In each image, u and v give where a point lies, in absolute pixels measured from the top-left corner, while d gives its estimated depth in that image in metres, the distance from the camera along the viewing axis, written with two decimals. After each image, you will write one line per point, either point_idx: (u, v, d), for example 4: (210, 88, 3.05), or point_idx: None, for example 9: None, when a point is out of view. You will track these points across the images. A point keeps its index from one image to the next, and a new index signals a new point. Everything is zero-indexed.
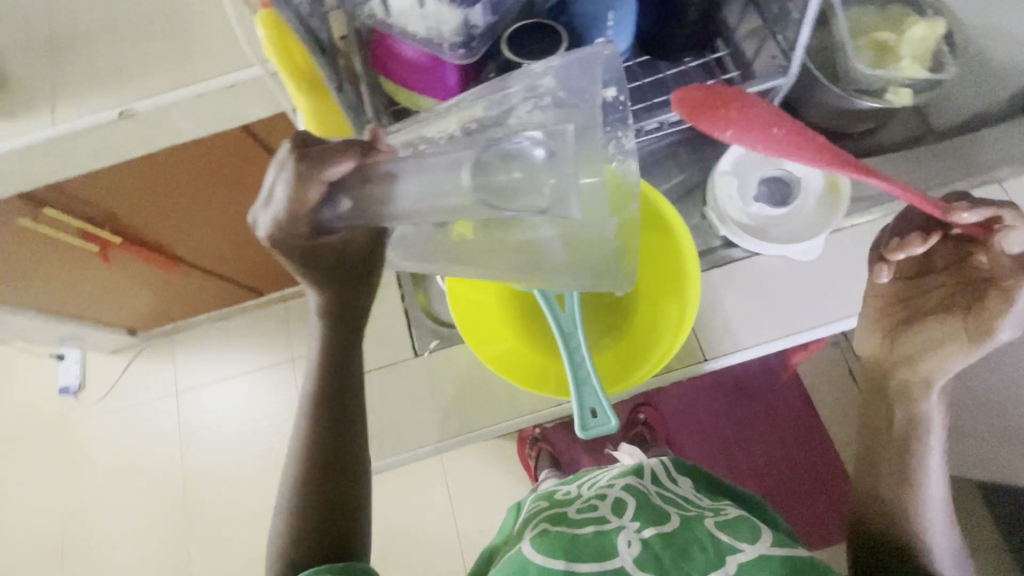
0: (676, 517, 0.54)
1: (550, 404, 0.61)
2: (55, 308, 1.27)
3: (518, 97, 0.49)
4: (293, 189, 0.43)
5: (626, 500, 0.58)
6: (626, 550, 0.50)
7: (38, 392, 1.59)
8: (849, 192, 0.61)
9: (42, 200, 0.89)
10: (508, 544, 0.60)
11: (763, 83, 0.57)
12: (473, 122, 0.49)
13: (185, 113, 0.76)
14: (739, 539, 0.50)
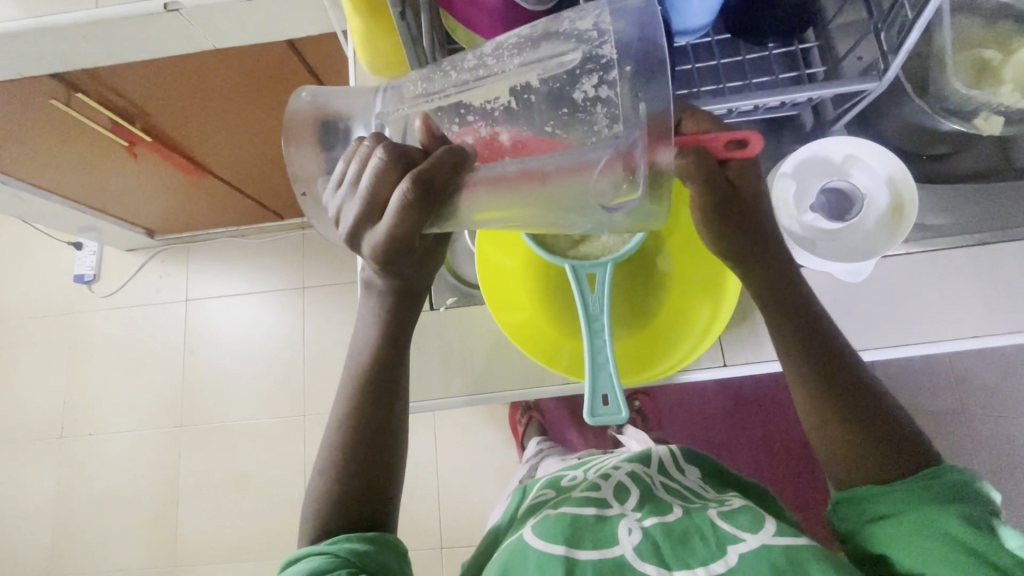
0: (678, 508, 0.54)
1: (556, 382, 0.60)
2: (76, 195, 1.27)
3: (576, 67, 0.43)
4: (399, 210, 0.42)
5: (629, 491, 0.58)
6: (626, 536, 0.50)
7: (56, 276, 1.61)
8: (914, 220, 0.57)
9: (77, 85, 0.87)
10: (514, 526, 0.60)
11: (848, 86, 0.51)
12: (527, 91, 0.44)
13: (231, 17, 0.72)
14: (741, 528, 0.49)
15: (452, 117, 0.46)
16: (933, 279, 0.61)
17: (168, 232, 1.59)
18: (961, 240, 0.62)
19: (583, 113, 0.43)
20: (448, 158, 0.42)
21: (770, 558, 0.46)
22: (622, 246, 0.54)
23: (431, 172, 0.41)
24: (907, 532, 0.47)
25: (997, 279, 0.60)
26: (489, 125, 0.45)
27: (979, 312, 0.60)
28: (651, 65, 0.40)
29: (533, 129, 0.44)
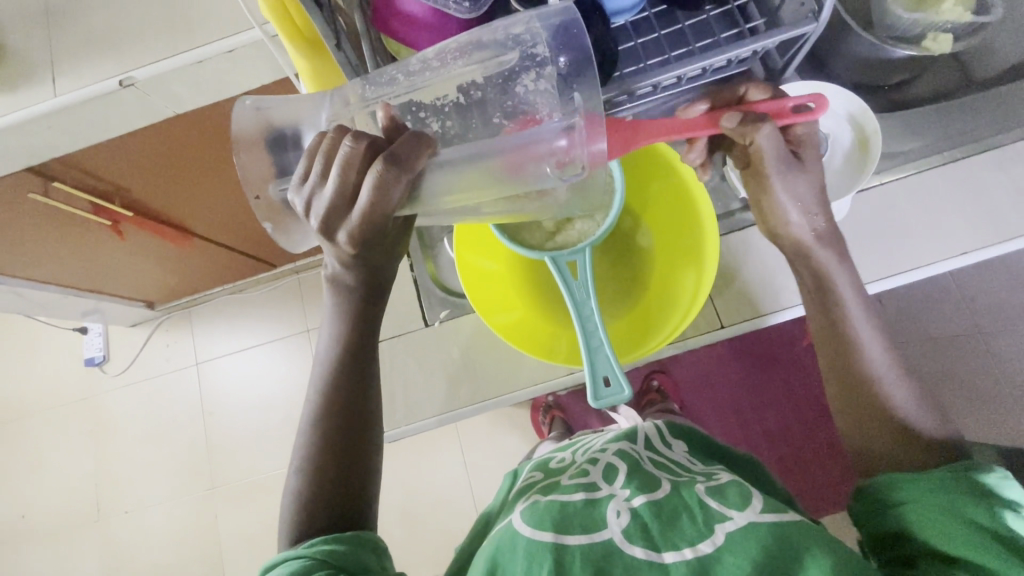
0: (666, 484, 0.54)
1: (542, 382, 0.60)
2: (71, 282, 1.29)
3: (515, 66, 0.46)
4: (374, 193, 0.43)
5: (617, 467, 0.58)
6: (614, 519, 0.50)
7: (66, 364, 1.64)
8: (880, 152, 0.57)
9: (51, 175, 0.89)
10: (503, 513, 0.60)
11: (789, 32, 0.51)
12: (474, 90, 0.47)
13: (185, 80, 0.73)
14: (727, 507, 0.49)
15: (407, 113, 0.48)
16: (913, 205, 0.61)
17: (169, 300, 1.61)
18: (935, 161, 0.62)
19: (526, 106, 0.47)
20: (412, 139, 0.43)
21: (756, 536, 0.46)
22: (598, 229, 0.54)
23: (398, 154, 0.42)
24: (929, 519, 0.45)
25: (980, 194, 0.60)
26: (441, 121, 0.48)
27: (968, 228, 0.60)
28: (581, 65, 0.44)
29: (484, 125, 0.48)
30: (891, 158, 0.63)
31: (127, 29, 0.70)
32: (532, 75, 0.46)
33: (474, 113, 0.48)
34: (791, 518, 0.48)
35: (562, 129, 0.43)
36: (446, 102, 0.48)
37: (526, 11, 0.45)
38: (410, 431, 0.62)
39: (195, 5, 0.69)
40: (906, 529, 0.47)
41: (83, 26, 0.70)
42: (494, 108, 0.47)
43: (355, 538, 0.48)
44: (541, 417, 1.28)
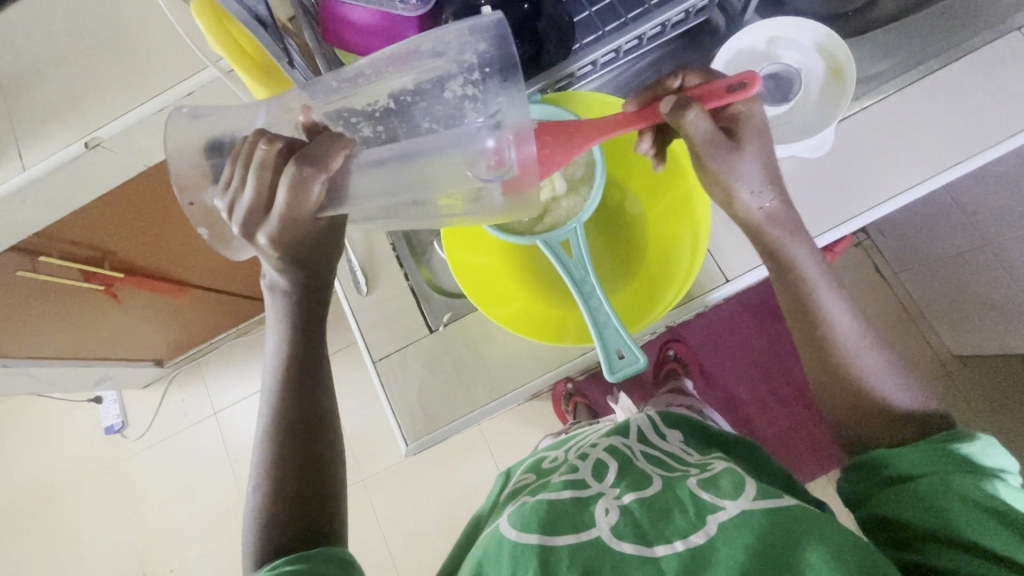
0: (658, 480, 0.53)
1: (556, 367, 0.60)
2: (75, 354, 1.28)
3: (446, 74, 0.45)
4: (289, 193, 0.41)
5: (607, 464, 0.57)
6: (604, 517, 0.49)
7: (87, 436, 1.64)
8: (855, 77, 0.56)
9: (36, 251, 0.89)
10: (494, 513, 0.59)
11: None
12: (404, 94, 0.45)
13: (149, 131, 0.72)
14: (721, 497, 0.48)
15: (339, 121, 0.46)
16: (896, 125, 0.60)
17: (176, 354, 1.61)
18: (912, 76, 0.60)
19: (456, 111, 0.45)
20: (328, 139, 0.42)
21: (749, 526, 0.45)
22: (585, 205, 0.52)
23: (312, 152, 0.41)
24: (928, 496, 0.46)
25: (962, 103, 0.59)
26: (372, 127, 0.46)
27: (956, 139, 0.59)
28: (506, 70, 0.43)
29: (413, 132, 0.45)
30: (868, 82, 0.62)
31: (81, 90, 0.69)
32: (458, 82, 0.44)
33: (404, 119, 0.45)
34: (785, 503, 0.47)
35: (492, 127, 0.43)
36: (377, 109, 0.46)
37: (458, 22, 0.45)
38: (436, 440, 0.61)
39: (145, 54, 0.68)
40: (904, 509, 0.47)
41: (37, 95, 0.69)
42: (422, 116, 0.45)
43: (317, 555, 0.47)
44: (564, 405, 1.27)
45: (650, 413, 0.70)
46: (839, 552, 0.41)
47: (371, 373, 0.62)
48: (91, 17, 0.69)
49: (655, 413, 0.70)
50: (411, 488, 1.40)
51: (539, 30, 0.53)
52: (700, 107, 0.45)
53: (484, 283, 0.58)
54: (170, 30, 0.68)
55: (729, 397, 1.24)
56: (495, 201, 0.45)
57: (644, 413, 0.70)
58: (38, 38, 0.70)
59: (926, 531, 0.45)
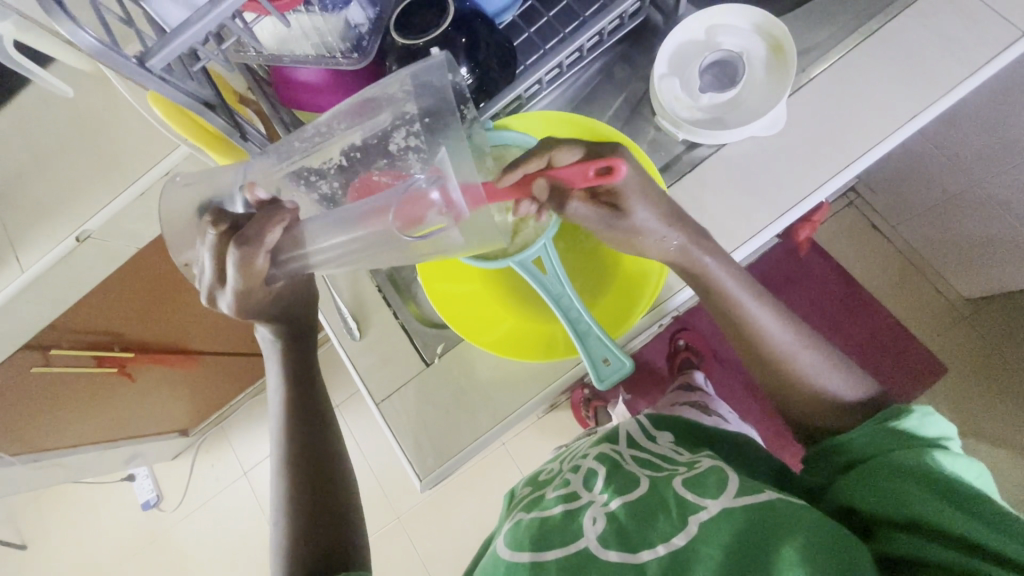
0: (644, 482, 0.53)
1: (553, 382, 0.61)
2: (100, 436, 1.31)
3: (389, 124, 0.47)
4: (236, 271, 0.45)
5: (596, 471, 0.57)
6: (591, 527, 0.49)
7: (127, 515, 1.67)
8: (796, 52, 0.57)
9: (48, 345, 0.92)
10: (493, 535, 0.59)
11: None
12: (354, 150, 0.48)
13: (135, 216, 0.75)
14: (703, 496, 0.48)
15: (301, 182, 0.49)
16: (846, 89, 0.60)
17: (200, 421, 1.64)
18: (855, 39, 0.61)
19: (400, 162, 0.47)
20: (264, 217, 0.45)
21: (729, 522, 0.45)
22: (551, 220, 0.53)
23: (248, 232, 0.45)
24: (867, 479, 0.48)
25: (909, 58, 0.60)
26: (330, 184, 0.48)
27: (909, 94, 0.59)
28: (443, 117, 0.45)
29: (362, 183, 0.48)
30: (813, 52, 0.62)
31: (65, 189, 0.72)
32: (401, 132, 0.47)
33: (354, 173, 0.48)
34: (765, 497, 0.47)
35: (431, 181, 0.43)
36: (330, 166, 0.48)
37: (412, 67, 0.46)
38: (447, 471, 0.62)
39: (122, 144, 0.72)
40: (850, 492, 0.48)
41: (24, 199, 0.72)
42: (375, 167, 0.48)
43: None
44: (584, 412, 1.27)
45: (639, 417, 0.70)
46: (813, 544, 0.41)
47: (376, 415, 0.63)
48: (66, 116, 0.73)
49: (643, 416, 0.70)
50: (447, 518, 1.40)
51: (480, 60, 0.55)
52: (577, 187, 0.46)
53: (469, 311, 0.59)
54: (141, 117, 0.71)
55: (745, 376, 1.23)
56: (454, 238, 0.45)
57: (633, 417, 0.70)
58: (17, 145, 0.73)
59: (871, 517, 0.46)
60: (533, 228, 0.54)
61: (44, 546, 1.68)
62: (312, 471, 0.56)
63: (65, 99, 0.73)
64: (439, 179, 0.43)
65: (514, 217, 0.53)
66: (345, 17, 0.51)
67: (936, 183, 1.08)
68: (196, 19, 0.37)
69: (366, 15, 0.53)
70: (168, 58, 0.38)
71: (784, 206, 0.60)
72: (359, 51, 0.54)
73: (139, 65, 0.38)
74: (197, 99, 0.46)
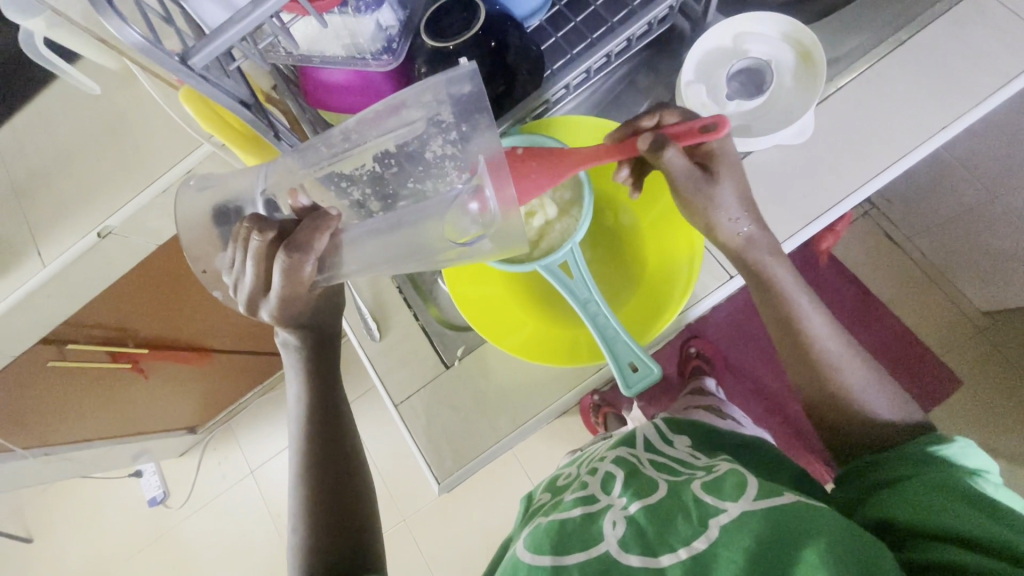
0: (663, 485, 0.53)
1: (574, 387, 0.60)
2: (110, 432, 1.32)
3: (422, 132, 0.47)
4: (285, 277, 0.46)
5: (615, 475, 0.57)
6: (611, 530, 0.49)
7: (132, 510, 1.67)
8: (825, 60, 0.57)
9: (65, 339, 0.92)
10: (512, 539, 0.59)
11: None
12: (387, 157, 0.48)
13: (156, 213, 0.76)
14: (722, 499, 0.48)
15: (335, 182, 0.50)
16: (875, 98, 0.60)
17: (208, 419, 1.64)
18: (883, 49, 0.61)
19: (436, 168, 0.49)
20: (312, 223, 0.45)
21: (750, 526, 0.44)
22: (577, 225, 0.53)
23: (298, 240, 0.45)
24: (915, 496, 0.46)
25: (937, 67, 0.59)
26: (362, 189, 0.50)
27: (939, 105, 0.59)
28: (481, 134, 0.46)
29: (396, 192, 0.50)
30: (841, 60, 0.62)
31: (89, 184, 0.72)
32: (436, 142, 0.47)
33: (389, 179, 0.50)
34: (785, 503, 0.46)
35: (472, 189, 0.46)
36: (363, 171, 0.49)
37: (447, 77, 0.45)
38: (465, 474, 0.62)
39: (145, 141, 0.72)
40: (889, 506, 0.47)
41: (49, 194, 0.72)
42: (409, 179, 0.50)
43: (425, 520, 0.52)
44: (593, 418, 1.27)
45: (657, 421, 0.70)
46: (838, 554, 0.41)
47: (395, 417, 0.63)
48: (91, 112, 0.73)
49: (660, 420, 0.70)
50: (453, 521, 1.39)
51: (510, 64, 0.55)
52: (675, 144, 0.49)
53: (492, 313, 0.59)
54: (166, 115, 0.72)
55: (758, 385, 1.22)
56: (485, 248, 0.47)
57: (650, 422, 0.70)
58: (43, 140, 0.73)
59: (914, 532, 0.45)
60: (561, 234, 0.54)
61: (50, 541, 1.68)
62: (333, 471, 0.56)
63: (91, 95, 0.74)
64: (479, 188, 0.45)
65: (538, 222, 0.54)
66: (377, 19, 0.51)
67: (957, 194, 1.08)
68: (240, 16, 0.37)
69: (398, 16, 0.54)
70: (208, 57, 0.38)
71: (810, 215, 0.60)
72: (388, 52, 0.54)
73: (180, 63, 0.38)
74: (229, 96, 0.45)
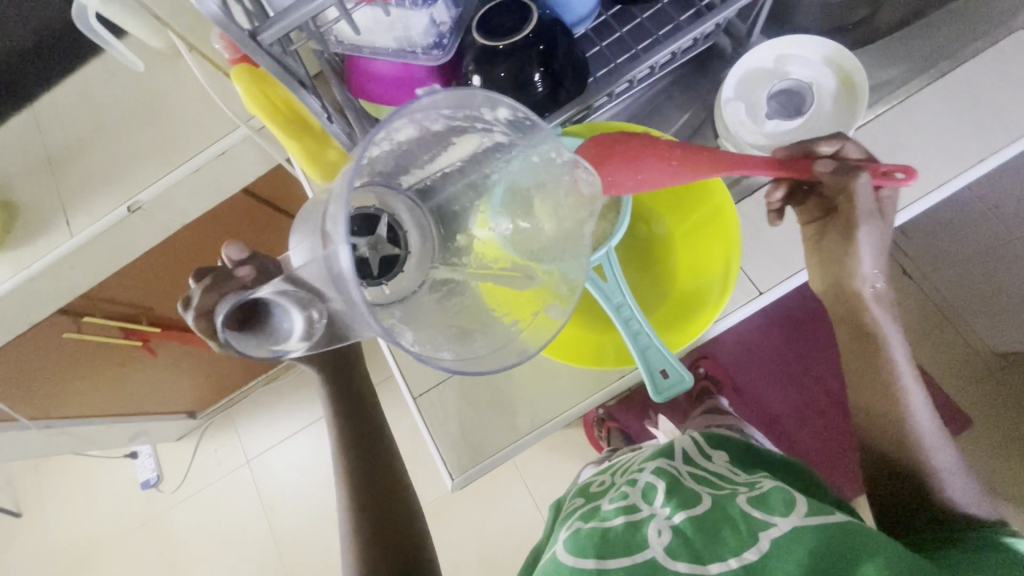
0: (706, 498, 0.53)
1: (597, 391, 0.60)
2: (112, 410, 1.31)
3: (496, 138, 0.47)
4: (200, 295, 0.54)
5: (655, 484, 0.57)
6: (656, 539, 0.49)
7: (124, 493, 1.66)
8: (867, 86, 0.58)
9: (82, 311, 0.92)
10: (546, 543, 0.59)
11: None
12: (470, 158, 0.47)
13: (187, 192, 0.76)
14: (771, 513, 0.48)
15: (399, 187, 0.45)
16: (913, 127, 0.61)
17: (209, 405, 1.63)
18: (923, 80, 0.62)
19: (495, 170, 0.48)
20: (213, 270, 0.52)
21: (805, 539, 0.45)
22: (614, 229, 0.53)
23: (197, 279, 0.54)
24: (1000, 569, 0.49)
25: (976, 100, 0.60)
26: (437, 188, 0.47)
27: (977, 138, 0.59)
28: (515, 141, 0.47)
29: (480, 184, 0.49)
30: (880, 88, 0.63)
31: (124, 158, 0.73)
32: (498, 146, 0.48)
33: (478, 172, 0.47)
34: (836, 520, 0.46)
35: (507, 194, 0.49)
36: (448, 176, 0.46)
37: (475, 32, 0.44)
38: (480, 472, 0.61)
39: (183, 120, 0.73)
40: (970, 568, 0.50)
41: (85, 165, 0.73)
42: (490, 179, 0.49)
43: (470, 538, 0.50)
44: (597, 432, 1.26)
45: (693, 436, 0.71)
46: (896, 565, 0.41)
47: (412, 410, 0.63)
48: (133, 89, 0.74)
49: (697, 435, 0.71)
50: (449, 526, 1.38)
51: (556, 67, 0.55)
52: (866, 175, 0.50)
53: None
54: (207, 96, 0.73)
55: (765, 410, 1.22)
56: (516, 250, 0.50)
57: (686, 436, 0.72)
58: (82, 113, 0.75)
59: None
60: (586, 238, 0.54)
61: (38, 517, 1.66)
62: None
63: (135, 72, 0.75)
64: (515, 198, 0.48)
65: None
66: (430, 14, 0.53)
67: None
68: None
69: (450, 15, 0.55)
70: (278, 34, 0.39)
71: None
72: (438, 47, 0.55)
73: (249, 37, 0.39)
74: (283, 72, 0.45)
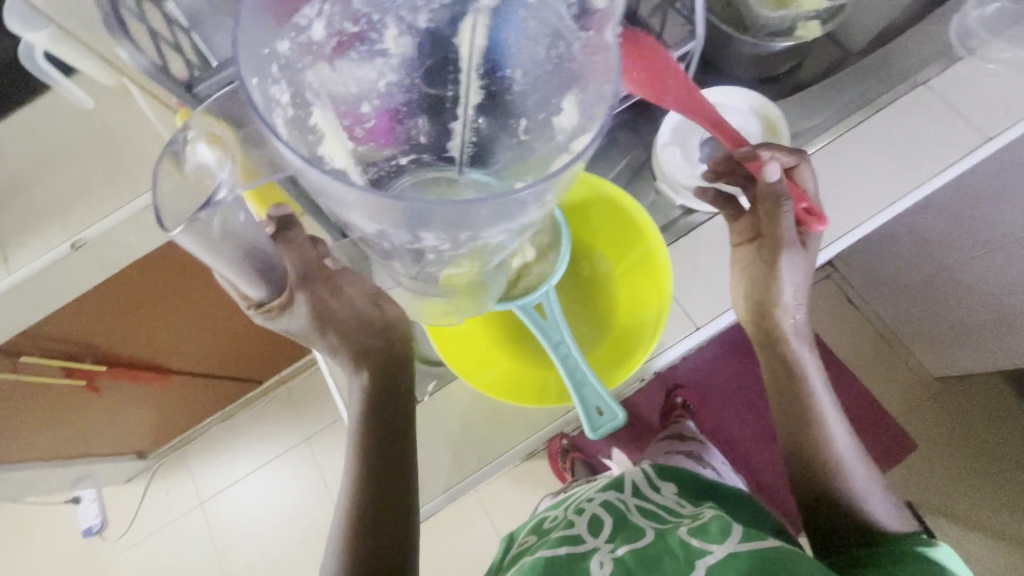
0: (649, 533, 0.58)
1: (546, 425, 0.61)
2: (53, 454, 1.24)
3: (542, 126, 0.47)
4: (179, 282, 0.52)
5: (603, 520, 0.62)
6: (598, 570, 0.54)
7: (64, 541, 1.55)
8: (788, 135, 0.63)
9: (19, 352, 0.89)
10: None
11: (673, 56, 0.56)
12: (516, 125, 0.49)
13: (135, 229, 0.75)
14: (707, 541, 0.54)
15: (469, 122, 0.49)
16: (833, 171, 0.65)
17: (159, 445, 1.56)
18: (841, 128, 0.67)
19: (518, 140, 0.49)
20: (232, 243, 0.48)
21: (734, 563, 0.51)
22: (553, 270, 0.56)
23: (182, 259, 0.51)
24: None
25: (889, 150, 0.65)
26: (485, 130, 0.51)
27: (890, 182, 0.64)
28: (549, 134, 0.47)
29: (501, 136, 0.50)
30: (803, 134, 0.68)
31: (67, 196, 0.71)
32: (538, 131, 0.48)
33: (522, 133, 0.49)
34: (767, 544, 0.53)
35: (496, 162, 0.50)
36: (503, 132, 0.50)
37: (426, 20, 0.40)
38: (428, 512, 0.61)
39: (132, 157, 0.72)
40: None
41: (25, 202, 0.72)
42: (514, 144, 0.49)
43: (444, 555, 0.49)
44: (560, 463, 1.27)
45: (643, 467, 0.73)
46: None
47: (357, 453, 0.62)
48: (79, 125, 0.74)
49: (649, 466, 0.74)
50: None
51: None
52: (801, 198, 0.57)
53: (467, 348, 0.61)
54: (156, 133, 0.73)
55: (726, 437, 1.24)
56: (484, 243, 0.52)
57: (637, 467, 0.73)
58: (24, 149, 0.73)
59: None
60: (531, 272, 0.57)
61: None
62: None
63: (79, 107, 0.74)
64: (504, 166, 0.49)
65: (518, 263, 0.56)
66: None
67: (913, 264, 1.14)
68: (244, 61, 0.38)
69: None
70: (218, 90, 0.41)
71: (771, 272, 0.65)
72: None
73: (191, 95, 0.40)
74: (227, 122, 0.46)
